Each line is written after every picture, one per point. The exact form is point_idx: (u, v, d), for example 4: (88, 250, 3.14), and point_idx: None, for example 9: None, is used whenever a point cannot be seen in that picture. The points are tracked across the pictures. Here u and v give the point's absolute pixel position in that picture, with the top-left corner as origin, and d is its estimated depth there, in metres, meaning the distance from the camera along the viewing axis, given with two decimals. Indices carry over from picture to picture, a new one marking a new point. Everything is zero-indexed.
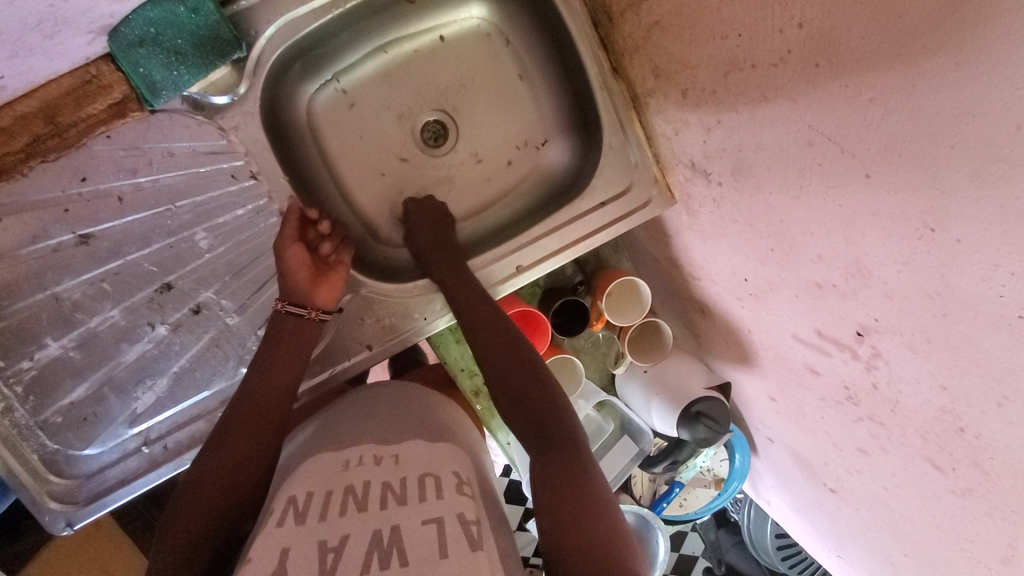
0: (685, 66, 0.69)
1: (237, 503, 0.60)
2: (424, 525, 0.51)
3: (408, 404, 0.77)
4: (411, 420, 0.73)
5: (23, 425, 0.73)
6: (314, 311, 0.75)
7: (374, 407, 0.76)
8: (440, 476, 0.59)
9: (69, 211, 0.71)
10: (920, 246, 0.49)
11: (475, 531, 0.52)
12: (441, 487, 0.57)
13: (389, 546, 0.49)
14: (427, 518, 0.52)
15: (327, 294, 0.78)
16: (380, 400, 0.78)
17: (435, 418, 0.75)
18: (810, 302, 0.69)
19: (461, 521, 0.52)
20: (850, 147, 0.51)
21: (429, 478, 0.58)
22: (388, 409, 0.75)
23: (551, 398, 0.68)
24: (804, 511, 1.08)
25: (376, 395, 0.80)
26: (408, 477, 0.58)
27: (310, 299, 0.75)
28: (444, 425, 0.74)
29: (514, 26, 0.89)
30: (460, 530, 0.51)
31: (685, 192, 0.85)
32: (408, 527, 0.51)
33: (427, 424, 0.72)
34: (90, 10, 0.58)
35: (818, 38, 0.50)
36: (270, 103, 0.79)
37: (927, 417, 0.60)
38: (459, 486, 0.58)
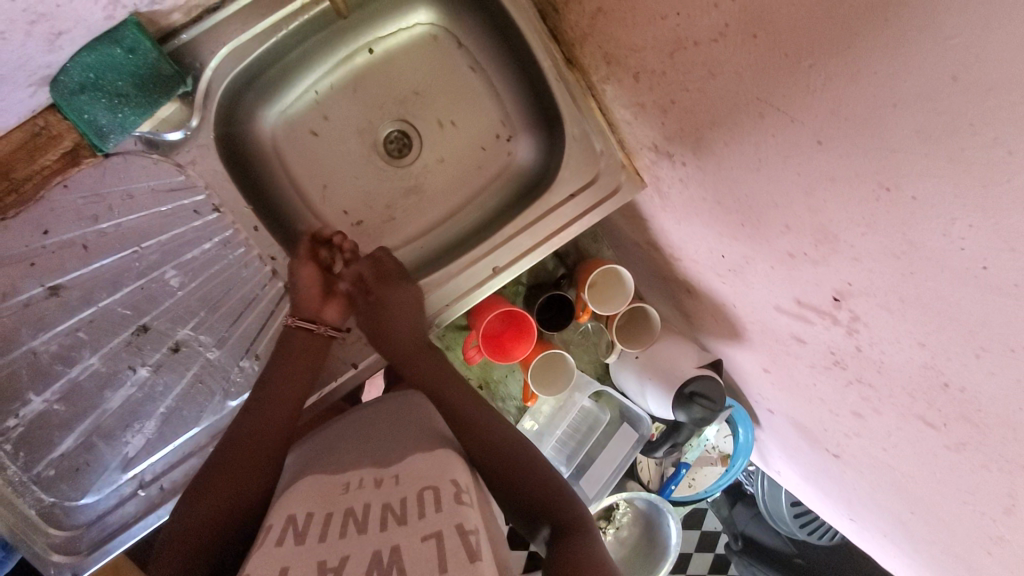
0: (632, 50, 0.68)
1: (230, 527, 0.63)
2: (423, 542, 0.51)
3: (406, 416, 0.76)
4: (408, 433, 0.72)
5: (18, 482, 0.73)
6: (322, 326, 0.77)
7: (374, 422, 0.76)
8: (439, 488, 0.59)
9: (36, 264, 0.70)
10: (879, 207, 0.48)
11: (474, 541, 0.51)
12: (440, 500, 0.57)
13: (388, 564, 0.48)
14: (426, 534, 0.51)
15: (336, 312, 0.80)
16: (377, 420, 0.77)
17: (435, 425, 0.74)
18: (786, 272, 0.68)
19: (461, 532, 0.52)
20: (798, 114, 0.50)
21: (428, 491, 0.58)
22: (386, 426, 0.74)
23: (552, 485, 0.71)
24: (812, 477, 1.07)
25: (368, 415, 0.79)
26: (409, 494, 0.58)
27: (319, 314, 0.78)
28: (446, 434, 0.73)
29: (463, 28, 0.89)
30: (459, 543, 0.50)
31: (653, 174, 0.84)
32: (408, 545, 0.50)
33: (428, 433, 0.72)
34: (26, 63, 0.57)
35: (753, 9, 0.49)
36: (226, 133, 0.78)
37: (912, 375, 0.60)
38: (458, 495, 0.58)
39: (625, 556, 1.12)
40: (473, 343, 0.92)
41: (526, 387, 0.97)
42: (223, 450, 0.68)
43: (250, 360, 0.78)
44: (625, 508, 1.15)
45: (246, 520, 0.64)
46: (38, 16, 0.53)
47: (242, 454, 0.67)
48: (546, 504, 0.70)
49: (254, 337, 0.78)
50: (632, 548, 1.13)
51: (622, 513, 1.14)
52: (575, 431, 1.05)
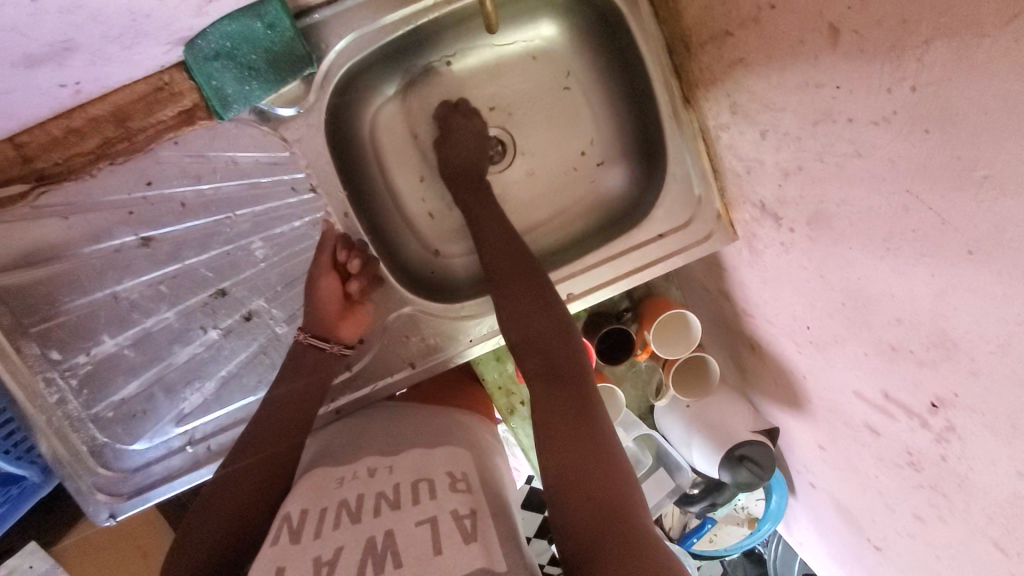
0: (768, 108, 0.66)
1: (247, 526, 0.61)
2: (417, 526, 0.50)
3: (409, 416, 0.77)
4: (408, 431, 0.72)
5: (76, 417, 0.74)
6: (335, 346, 0.74)
7: (381, 418, 0.77)
8: (434, 479, 0.59)
9: (133, 213, 0.72)
10: (1021, 333, 0.45)
11: (468, 525, 0.51)
12: (435, 490, 0.57)
13: (382, 550, 0.48)
14: (420, 520, 0.51)
15: (352, 328, 0.77)
16: (406, 415, 0.77)
17: (446, 425, 0.74)
18: (879, 363, 0.65)
19: (455, 516, 0.52)
20: (953, 219, 0.47)
21: (423, 482, 0.58)
22: (382, 422, 0.75)
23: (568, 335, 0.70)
24: (842, 558, 1.03)
25: (406, 416, 0.77)
26: (402, 482, 0.58)
27: (333, 334, 0.74)
28: (449, 430, 0.73)
29: (581, 48, 0.87)
30: (454, 527, 0.50)
31: (749, 230, 0.81)
32: (402, 530, 0.50)
33: (432, 430, 0.72)
34: (171, 23, 0.58)
35: (931, 104, 0.46)
36: (335, 114, 0.78)
37: (999, 501, 0.56)
38: (454, 484, 0.58)
39: None
40: None
41: None
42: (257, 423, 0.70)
43: None
44: None
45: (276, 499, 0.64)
46: None
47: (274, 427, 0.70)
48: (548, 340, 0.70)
49: None
50: None
51: None
52: None
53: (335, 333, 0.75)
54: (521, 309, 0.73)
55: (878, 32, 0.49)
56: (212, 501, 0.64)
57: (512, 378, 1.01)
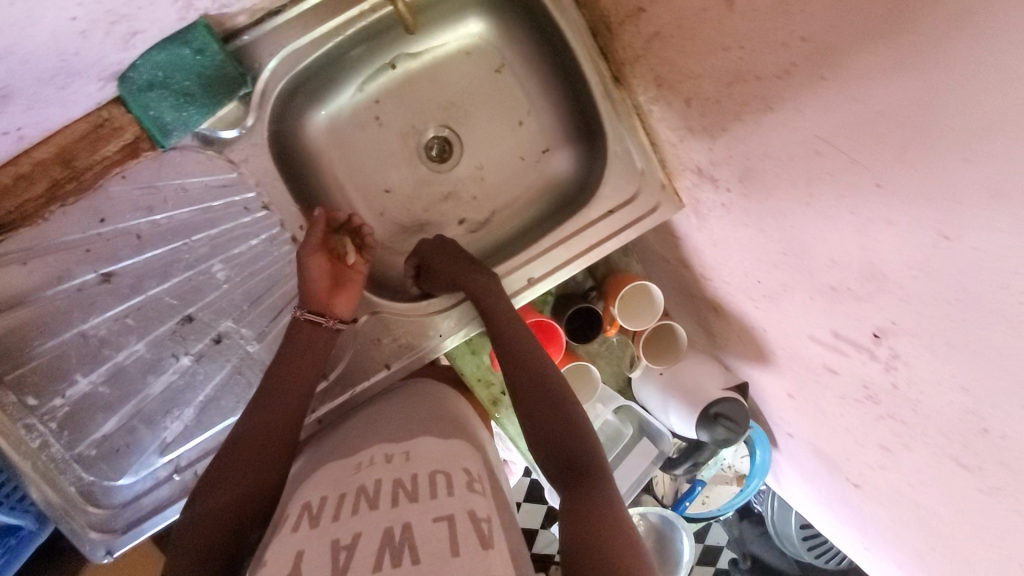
0: (687, 76, 0.69)
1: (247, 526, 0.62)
2: (435, 522, 0.50)
3: (417, 401, 0.80)
4: (420, 417, 0.75)
5: (60, 459, 0.75)
6: (332, 320, 0.75)
7: (383, 409, 0.79)
8: (450, 474, 0.60)
9: (90, 251, 0.72)
10: (936, 253, 0.48)
11: (485, 528, 0.51)
12: (452, 485, 0.58)
13: (400, 541, 0.48)
14: (438, 516, 0.51)
15: (345, 303, 0.79)
16: (389, 408, 0.79)
17: (445, 414, 0.77)
18: (825, 306, 0.69)
19: (472, 518, 0.52)
20: (858, 156, 0.51)
21: (440, 475, 0.60)
22: (396, 409, 0.78)
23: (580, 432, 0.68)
24: (831, 503, 1.06)
25: (409, 402, 0.80)
26: (419, 474, 0.60)
27: (328, 308, 0.76)
28: (453, 420, 0.76)
29: (513, 41, 0.90)
30: (470, 528, 0.50)
31: (694, 196, 0.84)
32: (419, 524, 0.51)
33: (438, 421, 0.74)
34: (100, 60, 0.59)
35: (821, 51, 0.49)
36: (277, 131, 0.80)
37: (951, 417, 0.59)
38: (470, 482, 0.60)
39: None
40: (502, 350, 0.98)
41: None
42: (235, 444, 0.67)
43: None
44: (637, 521, 1.14)
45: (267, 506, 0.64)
46: (119, 17, 0.55)
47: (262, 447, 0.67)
48: (574, 452, 0.66)
49: None
50: None
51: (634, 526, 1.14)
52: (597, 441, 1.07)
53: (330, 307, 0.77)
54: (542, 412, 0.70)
55: None
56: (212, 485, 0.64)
57: (489, 369, 1.04)
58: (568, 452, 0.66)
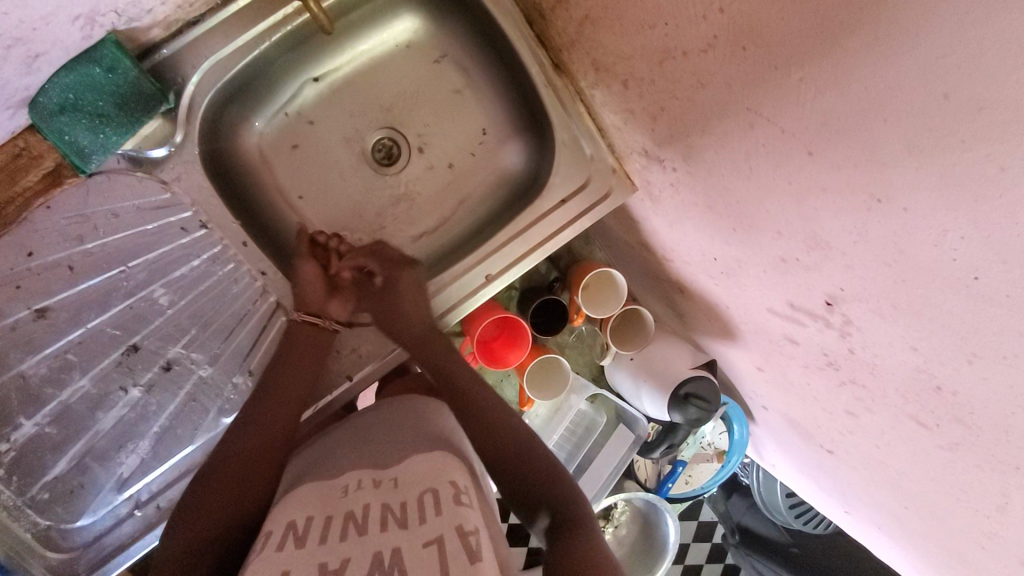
0: (621, 58, 0.68)
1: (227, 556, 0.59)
2: (425, 546, 0.50)
3: (403, 420, 0.76)
4: (407, 436, 0.72)
5: (11, 506, 0.72)
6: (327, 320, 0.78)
7: (371, 429, 0.76)
8: (438, 490, 0.58)
9: (22, 287, 0.69)
10: (871, 217, 0.48)
11: (474, 543, 0.51)
12: (440, 502, 0.57)
13: (390, 567, 0.48)
14: (428, 540, 0.51)
15: (341, 308, 0.81)
16: (367, 426, 0.77)
17: (434, 426, 0.74)
18: (778, 277, 0.68)
19: (461, 534, 0.52)
20: (787, 125, 0.50)
21: (428, 494, 0.58)
22: (383, 432, 0.74)
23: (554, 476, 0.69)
24: (808, 470, 1.07)
25: (391, 418, 0.77)
26: (409, 498, 0.58)
27: (324, 309, 0.79)
28: (444, 433, 0.73)
29: (450, 36, 0.88)
30: (459, 547, 0.50)
31: (644, 178, 0.83)
32: (409, 549, 0.50)
33: (428, 436, 0.71)
34: (4, 87, 0.56)
35: (740, 22, 0.49)
36: (211, 145, 0.77)
37: (905, 378, 0.60)
38: (458, 496, 0.58)
39: (623, 555, 1.14)
40: (468, 350, 0.95)
41: (523, 392, 0.98)
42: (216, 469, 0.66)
43: (244, 376, 0.77)
44: (622, 507, 1.15)
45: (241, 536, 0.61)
46: (14, 40, 0.52)
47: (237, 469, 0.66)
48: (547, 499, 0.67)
49: (249, 353, 0.78)
50: (630, 548, 1.14)
51: (619, 513, 1.15)
52: (574, 431, 1.07)
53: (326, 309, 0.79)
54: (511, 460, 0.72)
55: None
56: (189, 519, 0.62)
57: None
58: (542, 500, 0.67)
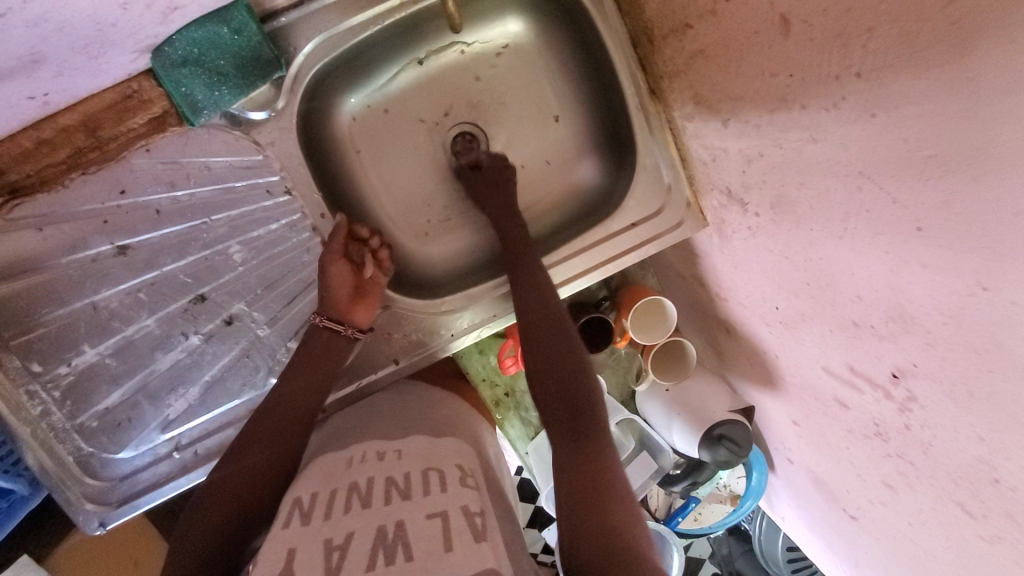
0: (728, 97, 0.68)
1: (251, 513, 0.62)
2: (428, 519, 0.52)
3: (408, 401, 0.80)
4: (414, 416, 0.75)
5: (60, 428, 0.75)
6: (349, 329, 0.76)
7: (378, 407, 0.78)
8: (443, 470, 0.61)
9: (108, 222, 0.72)
10: (971, 302, 0.47)
11: (479, 523, 0.53)
12: (444, 482, 0.59)
13: (394, 540, 0.49)
14: (432, 513, 0.52)
15: (364, 314, 0.79)
16: (391, 403, 0.80)
17: (440, 415, 0.77)
18: (843, 339, 0.68)
19: (465, 514, 0.54)
20: (900, 197, 0.50)
21: (432, 472, 0.60)
22: (389, 410, 0.77)
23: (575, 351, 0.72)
24: (822, 530, 1.06)
25: (402, 402, 0.80)
26: (412, 472, 0.60)
27: (347, 318, 0.76)
28: (447, 420, 0.76)
29: (550, 43, 0.88)
30: (464, 524, 0.52)
31: (718, 216, 0.83)
32: (412, 522, 0.51)
33: (432, 421, 0.74)
34: (137, 32, 0.58)
35: (877, 90, 0.49)
36: (306, 116, 0.79)
37: (961, 463, 0.59)
38: (463, 479, 0.61)
39: None
40: (509, 354, 0.96)
41: None
42: (249, 430, 0.69)
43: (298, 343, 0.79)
44: None
45: (265, 495, 0.64)
46: None
47: (262, 432, 0.69)
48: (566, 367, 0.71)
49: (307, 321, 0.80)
50: None
51: None
52: None
53: (349, 317, 0.77)
54: (548, 351, 0.73)
55: (825, 22, 0.51)
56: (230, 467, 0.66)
57: (494, 370, 1.05)
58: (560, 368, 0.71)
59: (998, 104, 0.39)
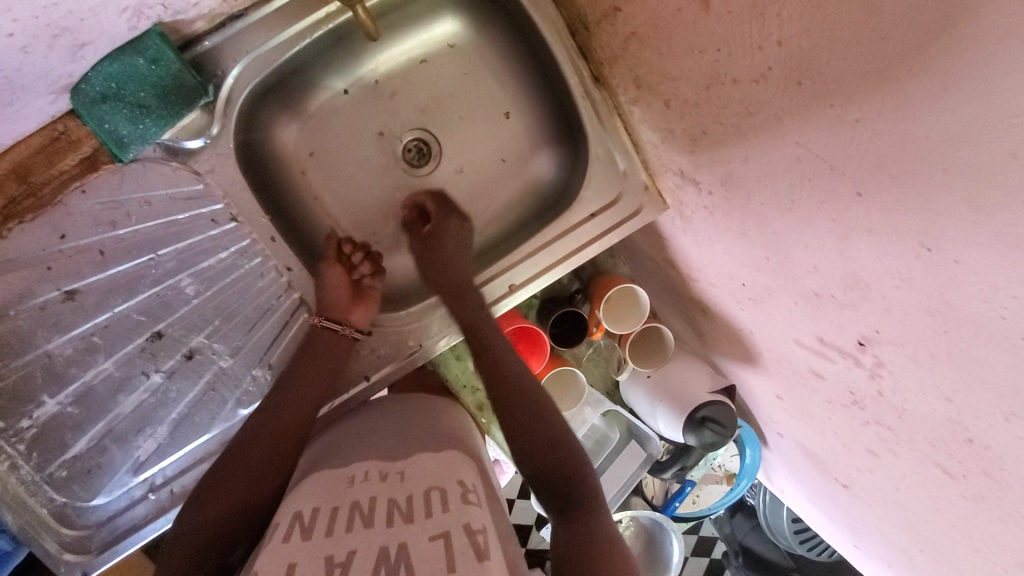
0: (666, 78, 0.67)
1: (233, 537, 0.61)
2: (431, 541, 0.50)
3: (411, 415, 0.78)
4: (415, 433, 0.73)
5: (30, 481, 0.73)
6: (348, 328, 0.77)
7: (377, 422, 0.77)
8: (445, 488, 0.59)
9: (53, 268, 0.70)
10: (917, 265, 0.46)
11: (482, 541, 0.50)
12: (448, 500, 0.57)
13: (397, 561, 0.47)
14: (435, 534, 0.51)
15: (363, 315, 0.80)
16: (382, 416, 0.78)
17: (441, 428, 0.75)
18: (808, 310, 0.67)
19: (468, 531, 0.51)
20: (838, 165, 0.49)
21: (435, 490, 0.58)
22: (391, 424, 0.75)
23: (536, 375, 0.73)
24: (820, 501, 1.05)
25: (402, 415, 0.78)
26: (415, 492, 0.58)
27: (347, 316, 0.78)
28: (449, 434, 0.74)
29: (489, 41, 0.86)
30: (467, 542, 0.50)
31: (677, 198, 0.82)
32: (415, 544, 0.50)
33: (434, 437, 0.72)
34: (47, 73, 0.56)
35: (799, 57, 0.47)
36: (246, 140, 0.78)
37: (935, 425, 0.58)
38: (465, 495, 0.59)
39: None
40: None
41: None
42: (226, 460, 0.67)
43: (263, 369, 0.78)
44: (627, 522, 1.12)
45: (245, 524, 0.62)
46: (61, 30, 0.53)
47: (255, 462, 0.67)
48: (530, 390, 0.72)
49: (270, 346, 0.78)
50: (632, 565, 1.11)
51: (624, 527, 1.12)
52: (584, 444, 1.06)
53: (348, 316, 0.78)
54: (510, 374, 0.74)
55: None
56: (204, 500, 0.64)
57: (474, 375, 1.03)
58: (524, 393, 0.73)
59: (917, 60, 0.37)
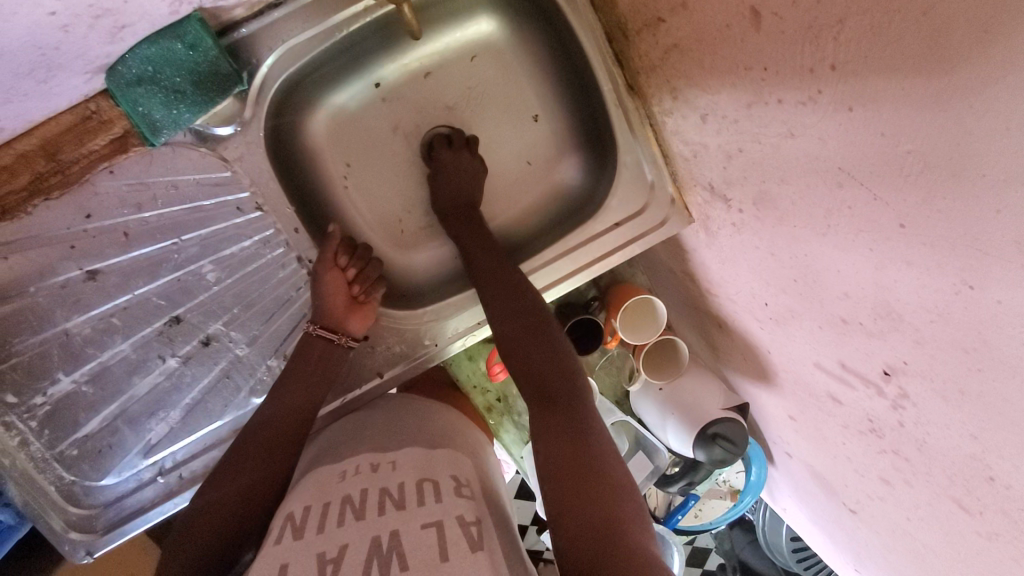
0: (705, 91, 0.66)
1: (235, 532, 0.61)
2: (424, 528, 0.50)
3: (411, 411, 0.78)
4: (410, 429, 0.73)
5: (40, 458, 0.73)
6: (343, 337, 0.76)
7: (374, 417, 0.77)
8: (438, 481, 0.59)
9: (75, 248, 0.70)
10: (957, 301, 0.45)
11: (475, 532, 0.51)
12: (440, 493, 0.57)
13: (388, 552, 0.48)
14: (426, 523, 0.51)
15: (359, 323, 0.79)
16: (387, 414, 0.78)
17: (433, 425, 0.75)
18: (833, 335, 0.66)
19: (461, 522, 0.52)
20: (882, 195, 0.48)
21: (426, 483, 0.59)
22: (385, 420, 0.75)
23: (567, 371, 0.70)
24: (823, 522, 1.05)
25: (401, 411, 0.78)
26: (406, 482, 0.58)
27: (343, 325, 0.76)
28: (444, 432, 0.74)
29: (525, 42, 0.86)
30: (460, 533, 0.50)
31: (703, 212, 0.81)
32: (407, 532, 0.50)
33: (428, 433, 0.72)
34: (84, 53, 0.56)
35: (851, 82, 0.47)
36: (274, 128, 0.78)
37: (956, 460, 0.57)
38: (458, 488, 0.59)
39: None
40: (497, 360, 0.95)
41: None
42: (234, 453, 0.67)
43: (279, 360, 0.78)
44: None
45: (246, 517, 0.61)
46: (104, 11, 0.52)
47: (254, 452, 0.67)
48: (557, 385, 0.69)
49: (286, 337, 0.78)
50: None
51: None
52: None
53: (345, 324, 0.77)
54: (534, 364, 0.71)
55: (795, 14, 0.49)
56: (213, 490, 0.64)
57: (485, 376, 1.03)
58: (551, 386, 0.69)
59: (978, 96, 0.37)
